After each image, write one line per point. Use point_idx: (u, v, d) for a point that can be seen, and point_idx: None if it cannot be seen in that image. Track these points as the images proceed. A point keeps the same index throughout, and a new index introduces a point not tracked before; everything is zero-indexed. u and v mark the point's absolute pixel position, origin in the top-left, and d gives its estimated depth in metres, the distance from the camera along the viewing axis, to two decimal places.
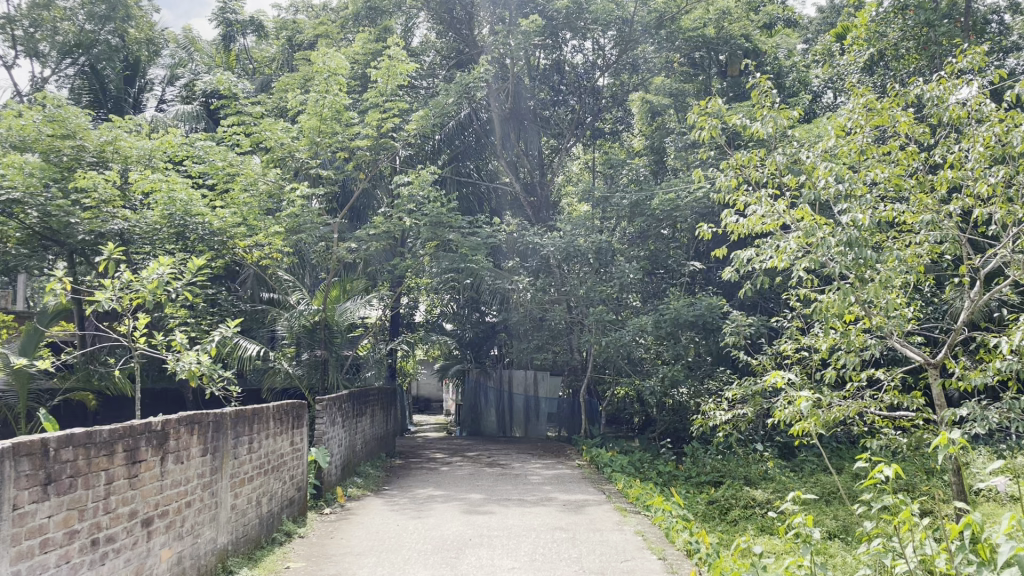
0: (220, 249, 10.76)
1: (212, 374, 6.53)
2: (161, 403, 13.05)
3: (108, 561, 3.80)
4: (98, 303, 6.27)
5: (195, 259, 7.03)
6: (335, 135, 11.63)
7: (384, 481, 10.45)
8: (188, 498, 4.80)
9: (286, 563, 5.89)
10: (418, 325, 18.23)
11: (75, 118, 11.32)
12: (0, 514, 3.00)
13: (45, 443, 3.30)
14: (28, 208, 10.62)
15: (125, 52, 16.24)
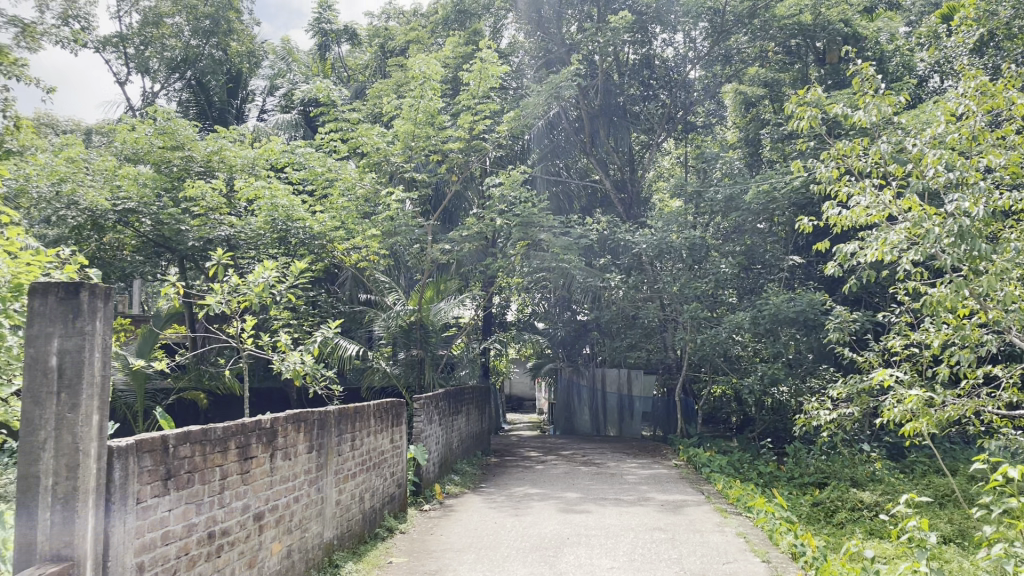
0: (320, 253, 11.11)
1: (314, 374, 6.75)
2: (267, 402, 13.57)
3: (223, 553, 3.98)
4: (210, 306, 6.56)
5: (298, 263, 7.27)
6: (428, 138, 11.81)
7: (481, 479, 10.57)
8: (296, 493, 4.97)
9: (388, 558, 6.03)
10: (511, 324, 18.37)
11: (184, 130, 11.88)
12: (125, 508, 3.18)
13: (166, 439, 3.47)
14: (142, 216, 11.26)
15: (228, 65, 16.90)
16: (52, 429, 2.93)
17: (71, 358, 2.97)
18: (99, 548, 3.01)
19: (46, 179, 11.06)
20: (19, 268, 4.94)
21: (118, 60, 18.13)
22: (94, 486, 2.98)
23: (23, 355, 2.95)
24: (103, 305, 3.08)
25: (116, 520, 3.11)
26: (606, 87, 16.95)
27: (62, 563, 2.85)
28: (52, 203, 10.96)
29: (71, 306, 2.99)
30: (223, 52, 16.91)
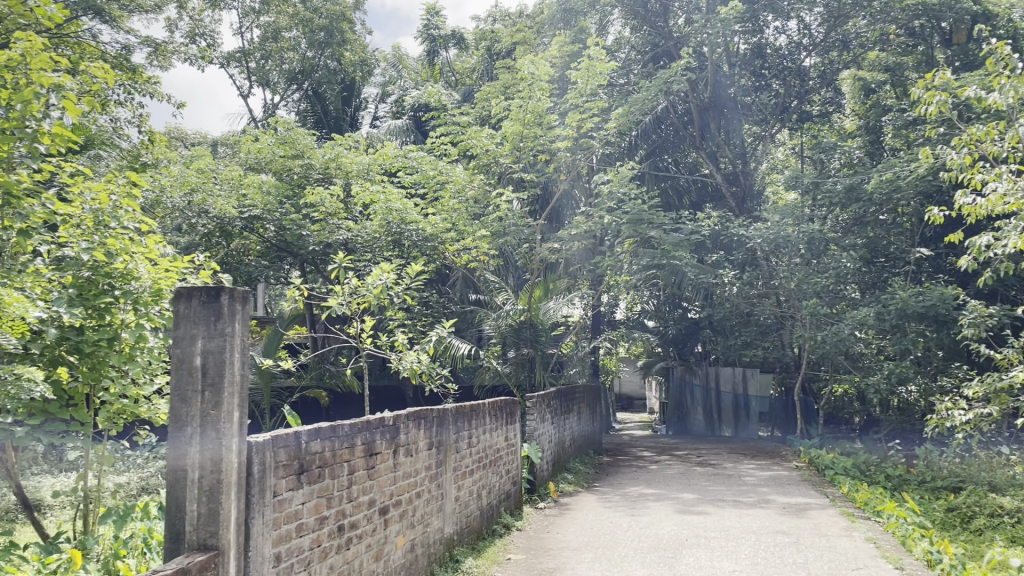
0: (432, 254, 11.34)
1: (430, 372, 6.90)
2: (383, 400, 13.98)
3: (352, 546, 4.12)
4: (331, 308, 6.81)
5: (413, 264, 7.45)
6: (538, 138, 11.86)
7: (595, 478, 10.54)
8: (418, 489, 5.10)
9: (507, 555, 6.11)
10: (620, 322, 18.25)
11: (302, 139, 12.55)
12: (263, 500, 3.34)
13: (298, 435, 3.63)
14: (266, 223, 11.85)
15: (342, 75, 17.40)
16: (197, 426, 3.11)
17: (213, 358, 3.14)
18: (240, 538, 3.18)
19: (179, 190, 11.76)
20: (159, 275, 5.33)
21: (241, 75, 19.08)
22: (235, 480, 3.15)
23: (170, 355, 3.14)
24: (241, 308, 3.24)
25: (255, 512, 3.27)
26: (715, 79, 16.76)
27: (207, 552, 3.03)
28: (185, 212, 11.67)
29: (212, 309, 3.16)
30: (337, 62, 17.44)
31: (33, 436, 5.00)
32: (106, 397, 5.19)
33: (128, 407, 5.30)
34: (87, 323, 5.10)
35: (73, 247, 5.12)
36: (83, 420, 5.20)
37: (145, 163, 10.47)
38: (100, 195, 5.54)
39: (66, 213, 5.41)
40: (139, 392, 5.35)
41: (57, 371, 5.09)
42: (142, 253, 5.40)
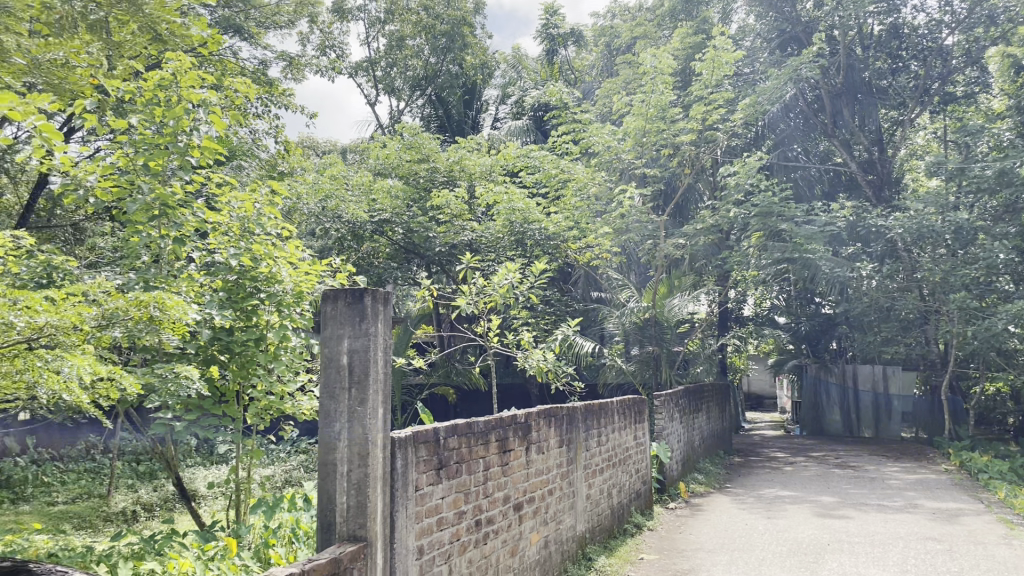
0: (555, 253, 11.40)
1: (557, 371, 6.92)
2: (509, 398, 14.15)
3: (489, 541, 4.20)
4: (459, 307, 6.95)
5: (537, 264, 7.51)
6: (661, 132, 11.69)
7: (726, 479, 10.30)
8: (550, 486, 5.14)
9: (640, 555, 6.07)
10: (748, 319, 17.75)
11: (428, 143, 12.92)
12: (406, 494, 3.46)
13: (437, 432, 3.73)
14: (395, 226, 12.27)
15: (462, 79, 17.56)
16: (344, 421, 3.25)
17: (358, 357, 3.27)
18: (386, 530, 3.31)
19: (314, 197, 12.33)
20: (300, 278, 5.63)
21: (368, 83, 19.76)
22: (381, 474, 3.27)
23: (319, 354, 3.29)
24: (383, 308, 3.37)
25: (400, 506, 3.38)
26: (848, 62, 15.83)
27: (357, 542, 3.17)
28: (320, 217, 12.24)
29: (357, 310, 3.29)
30: (459, 66, 17.64)
31: (192, 430, 5.39)
32: (255, 394, 5.52)
33: (274, 403, 5.60)
34: (235, 323, 5.52)
35: (222, 253, 5.57)
36: (234, 415, 5.57)
37: (283, 172, 11.03)
38: (246, 204, 5.90)
39: (215, 221, 5.83)
40: (284, 389, 5.66)
41: (209, 369, 5.54)
42: (284, 258, 5.74)
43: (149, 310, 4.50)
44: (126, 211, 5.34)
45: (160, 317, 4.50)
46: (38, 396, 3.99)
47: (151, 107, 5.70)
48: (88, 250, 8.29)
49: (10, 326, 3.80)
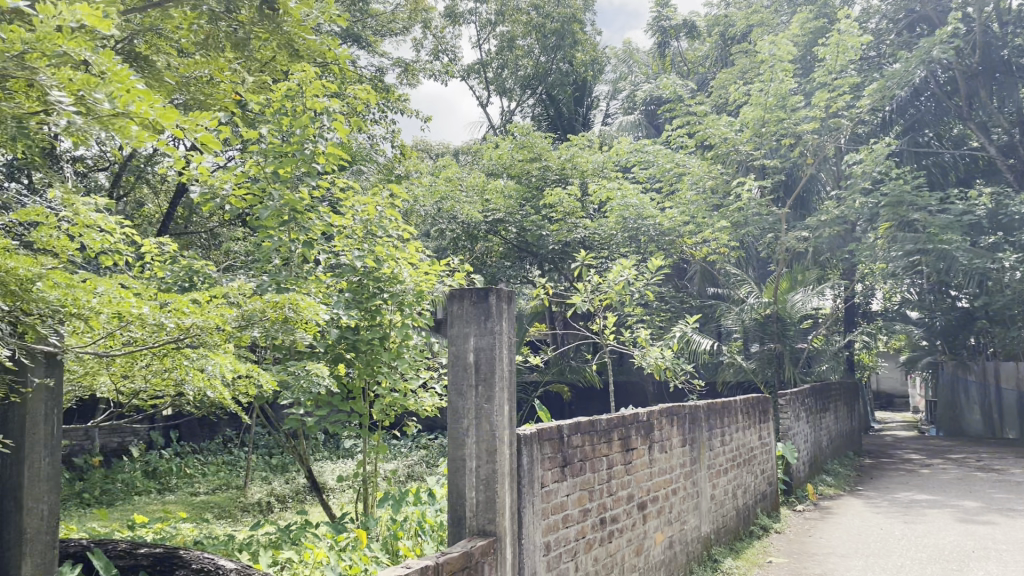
0: (670, 249, 11.25)
1: (677, 369, 6.83)
2: (625, 395, 14.05)
3: (614, 539, 4.19)
4: (575, 305, 6.93)
5: (653, 260, 7.42)
6: (781, 121, 11.34)
7: (856, 481, 9.88)
8: (674, 486, 5.07)
9: (768, 558, 5.91)
10: (876, 313, 16.96)
11: (540, 142, 12.93)
12: (532, 491, 3.50)
13: (560, 429, 3.75)
14: (509, 226, 12.50)
15: (573, 77, 17.49)
16: (472, 418, 3.32)
17: (484, 355, 3.33)
18: (515, 525, 3.35)
19: (430, 199, 12.61)
20: (421, 278, 5.79)
21: (480, 85, 20.03)
22: (508, 470, 3.32)
23: (447, 352, 3.39)
24: (506, 306, 3.43)
25: (527, 502, 3.43)
26: (985, 40, 14.90)
27: (488, 537, 3.23)
28: (436, 218, 12.56)
29: (482, 309, 3.35)
30: (569, 64, 17.56)
31: (323, 425, 5.79)
32: (380, 390, 5.75)
33: (397, 400, 5.79)
34: (360, 322, 5.78)
35: (347, 256, 5.81)
36: (360, 411, 5.84)
37: (400, 175, 11.35)
38: (369, 207, 6.04)
39: (340, 225, 5.98)
40: (406, 387, 5.89)
41: (337, 368, 5.80)
42: (406, 258, 5.88)
43: (285, 311, 4.74)
44: (258, 217, 5.65)
45: (293, 317, 4.79)
46: (184, 391, 4.64)
47: (279, 117, 5.92)
48: (224, 254, 8.75)
49: (162, 326, 3.87)
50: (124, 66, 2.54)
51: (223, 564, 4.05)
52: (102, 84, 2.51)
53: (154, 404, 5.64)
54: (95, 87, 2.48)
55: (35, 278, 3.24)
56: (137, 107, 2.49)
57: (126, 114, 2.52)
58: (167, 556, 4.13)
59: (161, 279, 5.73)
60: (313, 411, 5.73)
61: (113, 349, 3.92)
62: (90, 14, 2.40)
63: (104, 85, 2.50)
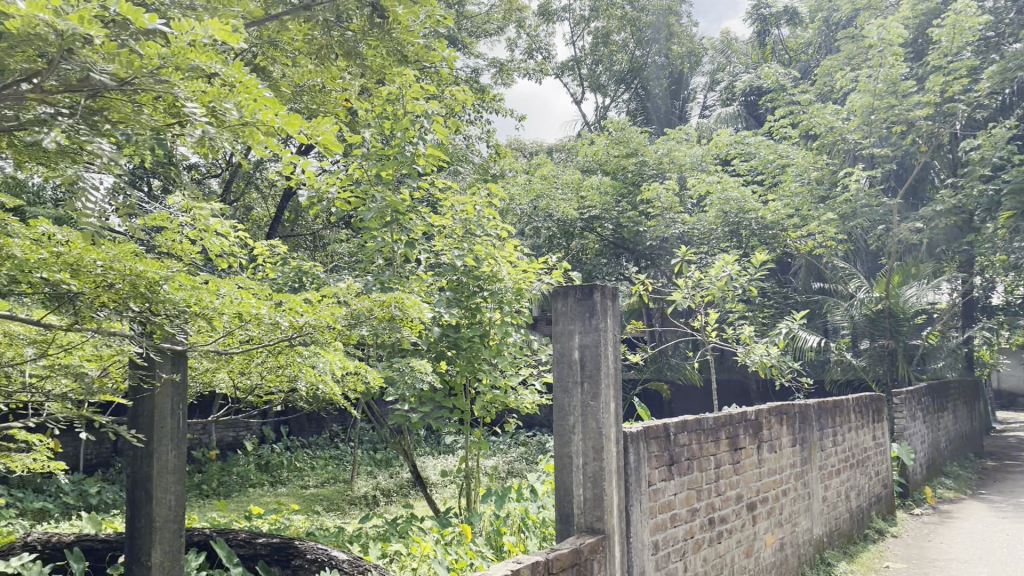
0: (774, 242, 10.98)
1: (783, 366, 6.63)
2: (727, 394, 13.78)
3: (723, 540, 4.27)
4: (676, 302, 6.83)
5: (756, 255, 7.24)
6: (892, 108, 10.86)
7: (979, 484, 9.36)
8: (784, 487, 5.09)
9: (885, 563, 5.74)
10: (998, 308, 16.03)
11: (636, 137, 12.77)
12: (640, 489, 3.62)
13: (666, 428, 3.86)
14: (605, 222, 12.59)
15: (669, 69, 17.75)
16: (578, 415, 3.49)
17: (589, 352, 3.49)
18: (622, 524, 3.48)
19: (526, 197, 12.76)
20: (520, 276, 5.83)
21: (573, 82, 20.03)
22: (615, 468, 3.45)
23: (552, 350, 3.57)
24: (610, 303, 3.56)
25: (634, 500, 3.55)
26: None
27: (596, 535, 3.37)
28: (532, 216, 12.67)
29: (587, 306, 3.50)
30: (665, 56, 17.62)
31: (427, 421, 5.93)
32: (481, 387, 5.84)
33: (499, 397, 5.85)
34: (462, 320, 5.92)
35: (448, 256, 5.92)
36: (462, 407, 5.95)
37: (496, 174, 11.45)
38: (468, 206, 6.08)
39: (440, 224, 6.09)
40: (507, 383, 5.94)
41: (440, 365, 5.94)
42: (504, 256, 5.91)
43: (391, 309, 4.91)
44: (363, 219, 5.79)
45: (399, 316, 4.93)
46: (297, 386, 4.90)
47: (381, 121, 6.05)
48: (330, 255, 9.05)
49: (278, 325, 4.07)
50: (251, 77, 2.68)
51: (336, 555, 4.17)
52: (230, 94, 2.65)
53: (265, 400, 5.94)
54: (224, 97, 2.61)
55: (163, 281, 3.40)
56: (264, 115, 2.64)
57: (253, 122, 2.67)
58: (284, 546, 4.30)
59: (273, 280, 6.06)
60: (417, 406, 5.85)
61: (232, 347, 4.15)
62: (220, 30, 2.49)
63: (233, 95, 2.64)
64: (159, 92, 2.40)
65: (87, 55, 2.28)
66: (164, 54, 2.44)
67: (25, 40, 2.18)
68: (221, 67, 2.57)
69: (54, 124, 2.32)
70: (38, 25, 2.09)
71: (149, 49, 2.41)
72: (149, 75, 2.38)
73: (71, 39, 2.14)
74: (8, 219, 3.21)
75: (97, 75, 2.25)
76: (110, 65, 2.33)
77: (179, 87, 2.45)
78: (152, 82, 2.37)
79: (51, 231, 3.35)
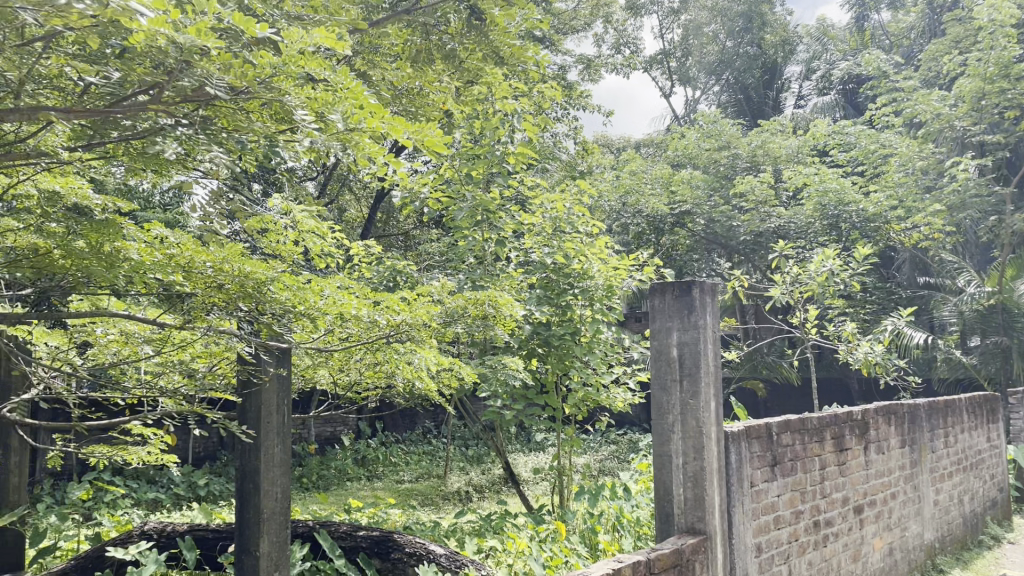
0: (875, 236, 10.50)
1: (887, 365, 6.36)
2: (826, 392, 13.37)
3: (830, 543, 4.36)
4: (774, 298, 6.67)
5: (859, 248, 6.97)
6: (1004, 92, 10.27)
7: None
8: (892, 490, 5.10)
9: (1001, 571, 5.55)
10: None
11: (728, 130, 12.81)
12: (742, 490, 3.77)
13: (769, 428, 3.99)
14: (696, 217, 12.46)
15: (762, 58, 16.94)
16: (678, 413, 3.67)
17: (688, 349, 3.67)
18: (725, 525, 3.65)
19: (615, 193, 12.75)
20: (611, 273, 5.78)
21: (662, 76, 19.82)
22: (717, 468, 3.61)
23: (651, 346, 3.78)
24: (710, 299, 3.71)
25: (737, 501, 3.71)
26: None
27: (698, 535, 3.55)
28: (621, 213, 12.66)
29: (685, 304, 3.68)
30: (757, 46, 16.96)
31: (519, 418, 5.98)
32: (572, 384, 5.92)
33: (591, 394, 5.87)
34: (552, 318, 5.91)
35: (538, 253, 5.95)
36: (553, 404, 5.99)
37: (584, 171, 11.43)
38: (558, 204, 6.02)
39: (530, 223, 6.09)
40: (599, 381, 5.93)
41: (531, 362, 5.99)
42: (595, 253, 5.85)
43: (485, 307, 4.97)
44: (455, 219, 5.86)
45: (492, 314, 5.00)
46: (394, 381, 5.05)
47: (471, 120, 6.08)
48: (423, 254, 9.22)
49: (376, 323, 4.19)
50: (357, 83, 2.75)
51: (434, 549, 4.28)
52: (337, 101, 2.73)
53: (362, 396, 6.14)
54: (332, 104, 2.72)
55: (269, 281, 3.52)
56: (369, 124, 2.69)
57: (359, 129, 2.74)
58: (383, 539, 4.40)
59: (368, 279, 6.20)
60: (510, 403, 5.91)
61: (332, 345, 4.29)
62: (326, 37, 2.56)
63: (340, 102, 2.73)
64: (271, 99, 2.48)
65: (204, 67, 2.34)
66: (275, 64, 2.53)
67: (148, 53, 2.28)
68: (328, 74, 2.68)
69: (173, 135, 2.49)
70: (158, 39, 2.17)
71: (262, 58, 2.50)
72: (261, 84, 2.46)
73: (190, 51, 2.23)
74: (126, 223, 3.36)
75: (212, 87, 2.31)
76: (226, 76, 2.42)
77: (290, 95, 2.52)
78: (264, 91, 2.47)
79: (164, 235, 3.50)
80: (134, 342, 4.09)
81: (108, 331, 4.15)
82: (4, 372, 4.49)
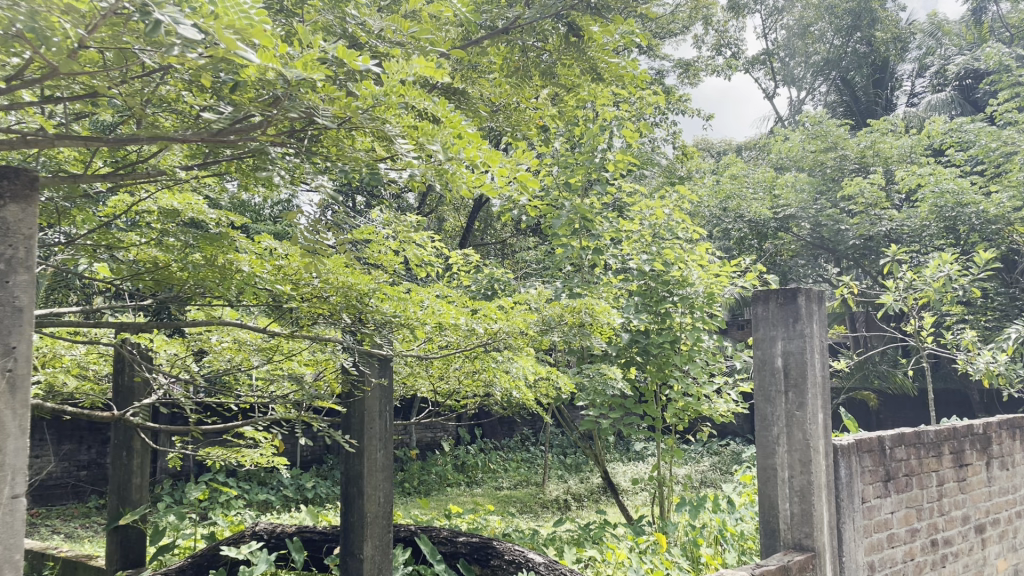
0: (997, 238, 9.81)
1: (1015, 376, 5.89)
2: (948, 405, 12.66)
3: (949, 563, 4.14)
4: (886, 305, 6.29)
5: (979, 253, 6.53)
6: None
7: None
8: (1016, 508, 4.82)
9: None
10: None
11: (835, 130, 12.40)
12: (853, 506, 3.64)
13: (881, 441, 3.83)
14: (801, 221, 12.23)
15: (872, 57, 16.32)
16: (784, 425, 3.57)
17: (794, 358, 3.56)
18: (834, 542, 3.54)
19: (715, 199, 12.63)
20: (712, 280, 5.64)
21: (765, 77, 19.56)
22: (824, 483, 3.50)
23: (755, 356, 3.70)
24: (816, 307, 3.60)
25: (846, 518, 3.59)
26: None
27: (805, 552, 3.45)
28: (722, 218, 12.49)
29: (790, 312, 3.59)
30: (868, 44, 16.30)
31: (617, 427, 5.90)
32: (672, 394, 5.81)
33: (691, 405, 5.79)
34: (652, 325, 5.84)
35: (636, 260, 5.89)
36: (652, 414, 5.92)
37: (682, 175, 11.32)
38: (657, 211, 6.03)
39: (628, 229, 6.03)
40: (700, 391, 5.81)
41: (630, 371, 5.99)
42: (696, 260, 5.79)
43: (581, 315, 4.93)
44: (551, 227, 5.85)
45: (590, 322, 4.98)
46: (491, 390, 5.11)
47: (570, 129, 6.11)
48: (521, 261, 9.36)
49: (474, 331, 4.21)
50: (456, 113, 2.81)
51: (533, 557, 4.28)
52: (438, 132, 2.80)
53: (461, 403, 6.24)
54: (432, 134, 2.77)
55: (370, 293, 3.62)
56: (469, 153, 2.80)
57: (458, 160, 2.85)
58: (483, 547, 4.42)
59: (468, 288, 6.33)
60: (607, 412, 5.86)
61: (433, 353, 4.33)
62: (426, 67, 2.63)
63: (440, 131, 2.79)
64: (371, 129, 2.54)
65: (309, 98, 2.39)
66: (377, 94, 2.56)
67: (258, 84, 2.35)
68: (429, 104, 2.73)
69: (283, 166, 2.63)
70: (268, 73, 2.26)
71: (365, 89, 2.53)
72: (363, 115, 2.53)
73: (296, 83, 2.33)
74: (239, 236, 3.58)
75: (318, 119, 2.36)
76: (331, 107, 2.45)
77: (390, 124, 2.59)
78: (367, 122, 2.53)
79: (273, 246, 3.71)
80: (246, 349, 4.28)
81: (221, 338, 4.34)
82: (127, 376, 4.74)
